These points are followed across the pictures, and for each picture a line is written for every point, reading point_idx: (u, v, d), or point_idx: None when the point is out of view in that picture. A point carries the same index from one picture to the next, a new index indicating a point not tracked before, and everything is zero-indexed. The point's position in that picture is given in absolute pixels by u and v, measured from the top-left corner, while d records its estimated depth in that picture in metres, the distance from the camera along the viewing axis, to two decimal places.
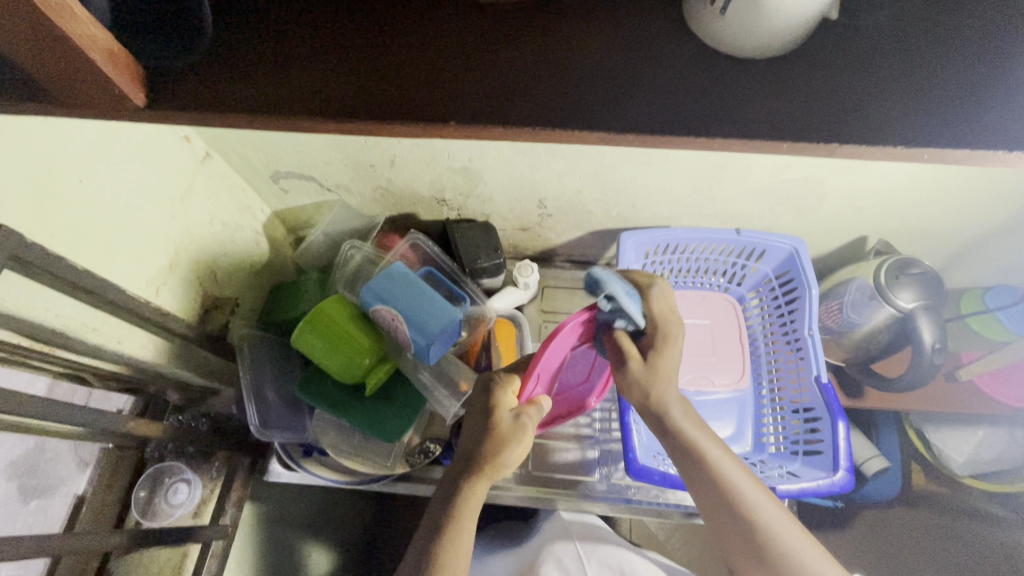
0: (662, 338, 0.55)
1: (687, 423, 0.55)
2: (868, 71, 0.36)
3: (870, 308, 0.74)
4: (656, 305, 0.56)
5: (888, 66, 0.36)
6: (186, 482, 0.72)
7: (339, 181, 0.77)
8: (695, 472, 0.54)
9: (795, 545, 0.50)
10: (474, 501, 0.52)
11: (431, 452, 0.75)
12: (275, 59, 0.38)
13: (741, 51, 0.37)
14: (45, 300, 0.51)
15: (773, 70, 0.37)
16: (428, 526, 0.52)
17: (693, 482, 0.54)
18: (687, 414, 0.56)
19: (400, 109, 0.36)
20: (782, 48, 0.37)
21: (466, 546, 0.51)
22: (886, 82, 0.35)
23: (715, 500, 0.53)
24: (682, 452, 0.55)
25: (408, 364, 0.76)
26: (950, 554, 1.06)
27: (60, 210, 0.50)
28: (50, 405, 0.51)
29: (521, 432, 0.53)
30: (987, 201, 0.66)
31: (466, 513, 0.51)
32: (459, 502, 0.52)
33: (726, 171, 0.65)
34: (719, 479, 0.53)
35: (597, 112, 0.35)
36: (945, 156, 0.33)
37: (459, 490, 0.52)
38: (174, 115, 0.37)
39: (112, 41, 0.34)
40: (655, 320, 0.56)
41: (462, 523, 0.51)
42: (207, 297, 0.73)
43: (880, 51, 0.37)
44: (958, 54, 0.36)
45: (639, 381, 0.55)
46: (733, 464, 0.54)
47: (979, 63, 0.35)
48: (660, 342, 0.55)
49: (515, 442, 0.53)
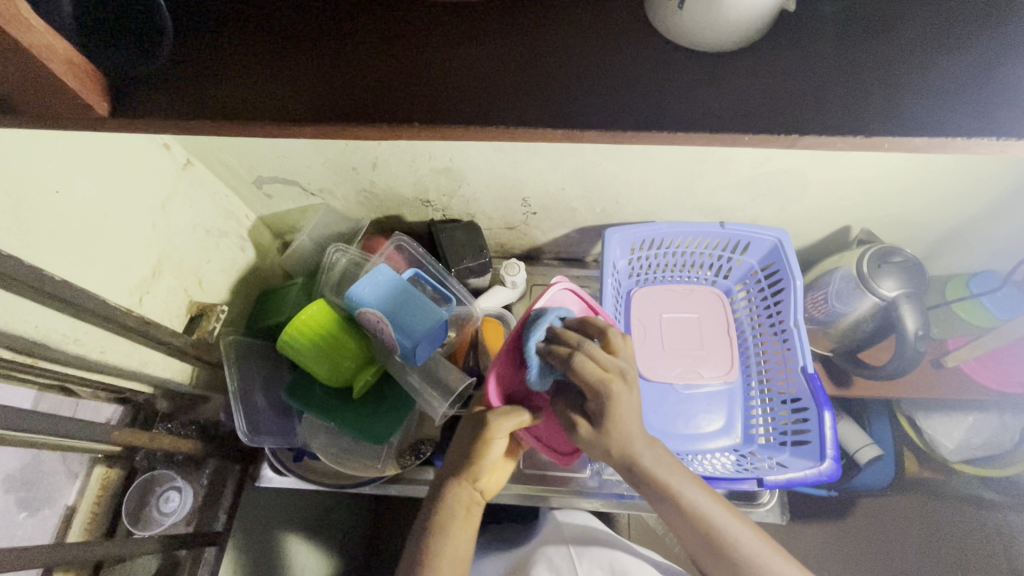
0: (604, 398, 0.52)
1: (660, 470, 0.55)
2: (827, 58, 0.36)
3: (855, 297, 0.74)
4: (589, 371, 0.53)
5: (846, 52, 0.36)
6: (177, 490, 0.73)
7: (322, 184, 0.77)
8: (671, 511, 0.56)
9: (748, 543, 0.55)
10: (456, 509, 0.56)
11: (422, 452, 0.78)
12: (240, 66, 0.38)
13: (668, 31, 0.38)
14: (25, 312, 0.51)
15: (717, 60, 0.37)
16: (420, 530, 0.56)
17: (670, 517, 0.57)
18: (660, 459, 0.55)
19: (368, 112, 0.36)
20: (703, 45, 0.37)
21: (460, 554, 0.55)
22: (839, 68, 0.36)
23: (694, 536, 0.56)
24: (657, 495, 0.56)
25: (396, 366, 0.75)
26: (945, 540, 1.07)
27: (37, 223, 0.50)
28: (32, 418, 0.50)
29: (487, 434, 0.57)
30: (967, 189, 0.66)
31: (450, 517, 0.56)
32: (442, 511, 0.56)
33: (706, 165, 0.65)
34: (693, 516, 0.55)
35: (563, 109, 0.35)
36: (906, 144, 0.33)
37: (443, 500, 0.57)
38: (142, 123, 0.37)
39: (72, 52, 0.34)
40: (591, 384, 0.53)
41: (444, 526, 0.55)
42: (193, 305, 0.73)
43: (841, 37, 0.37)
44: (913, 39, 0.36)
45: (604, 440, 0.53)
46: (708, 502, 0.56)
47: (934, 51, 0.35)
48: (606, 406, 0.52)
49: (486, 447, 0.58)
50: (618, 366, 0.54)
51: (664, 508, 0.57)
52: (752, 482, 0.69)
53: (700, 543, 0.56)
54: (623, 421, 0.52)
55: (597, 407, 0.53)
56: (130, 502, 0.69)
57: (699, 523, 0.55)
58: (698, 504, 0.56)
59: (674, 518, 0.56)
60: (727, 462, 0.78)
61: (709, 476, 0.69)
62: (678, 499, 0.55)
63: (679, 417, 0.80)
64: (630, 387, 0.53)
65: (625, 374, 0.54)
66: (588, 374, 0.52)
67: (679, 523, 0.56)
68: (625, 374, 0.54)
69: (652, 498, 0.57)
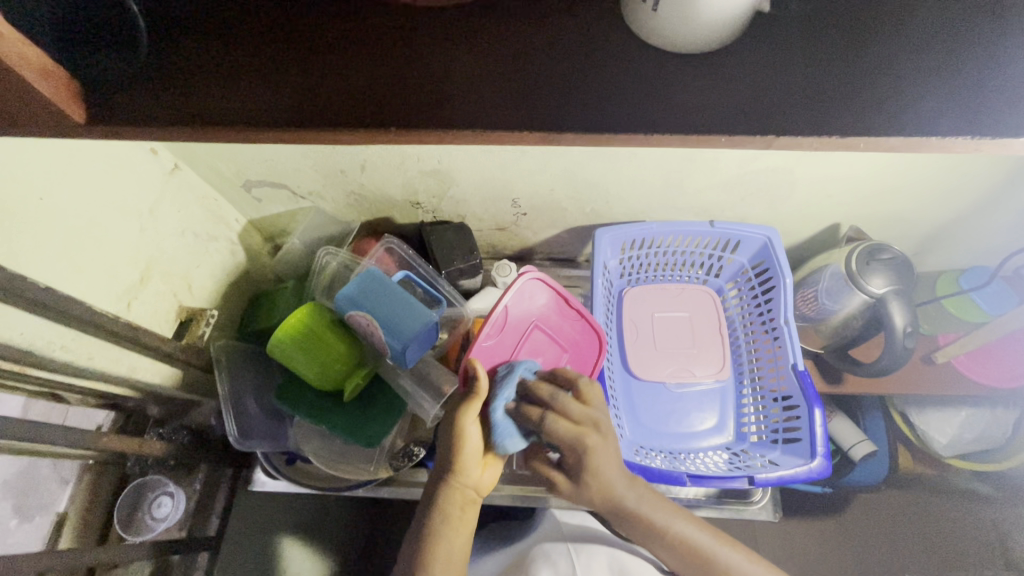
0: (584, 453, 0.55)
1: (643, 507, 0.57)
2: (797, 55, 0.37)
3: (845, 295, 0.74)
4: (562, 427, 0.56)
5: (817, 49, 0.37)
6: (169, 495, 0.72)
7: (311, 187, 0.77)
8: (660, 544, 0.58)
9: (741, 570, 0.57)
10: (449, 508, 0.55)
11: (414, 455, 0.76)
12: (220, 70, 0.38)
13: (638, 30, 0.38)
14: (12, 320, 0.51)
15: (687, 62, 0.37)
16: (413, 537, 0.56)
17: (661, 550, 0.59)
18: (642, 499, 0.57)
19: (346, 116, 0.36)
20: (671, 46, 0.37)
21: (454, 554, 0.54)
22: (813, 68, 0.36)
23: (682, 564, 0.58)
24: (644, 532, 0.58)
25: (388, 369, 0.76)
26: (939, 534, 1.08)
27: (20, 230, 0.50)
28: (21, 424, 0.50)
29: (458, 426, 0.56)
30: (955, 185, 0.67)
31: (442, 519, 0.55)
32: (436, 513, 0.55)
33: (693, 164, 0.65)
34: (681, 541, 0.57)
35: (540, 111, 0.36)
36: (881, 144, 0.34)
37: (435, 501, 0.56)
38: (117, 128, 0.38)
39: (46, 59, 0.34)
40: (568, 441, 0.55)
41: (437, 529, 0.54)
42: (183, 310, 0.72)
43: (808, 34, 0.37)
44: (884, 35, 0.36)
45: (588, 490, 0.57)
46: (692, 526, 0.58)
47: (902, 48, 0.36)
48: (584, 458, 0.55)
49: (462, 440, 0.56)
50: (593, 415, 0.57)
51: (654, 543, 0.59)
52: (743, 480, 0.69)
53: (689, 567, 0.58)
54: (603, 470, 0.55)
55: (575, 460, 0.56)
56: (121, 508, 0.69)
57: (687, 554, 0.57)
58: (688, 537, 0.57)
59: (664, 551, 0.58)
60: (719, 460, 0.79)
61: (702, 475, 0.69)
62: (667, 533, 0.57)
63: (672, 416, 0.81)
64: (603, 432, 0.56)
65: (599, 423, 0.57)
66: (563, 432, 0.55)
67: (668, 554, 0.58)
68: (599, 421, 0.57)
69: (641, 536, 0.59)
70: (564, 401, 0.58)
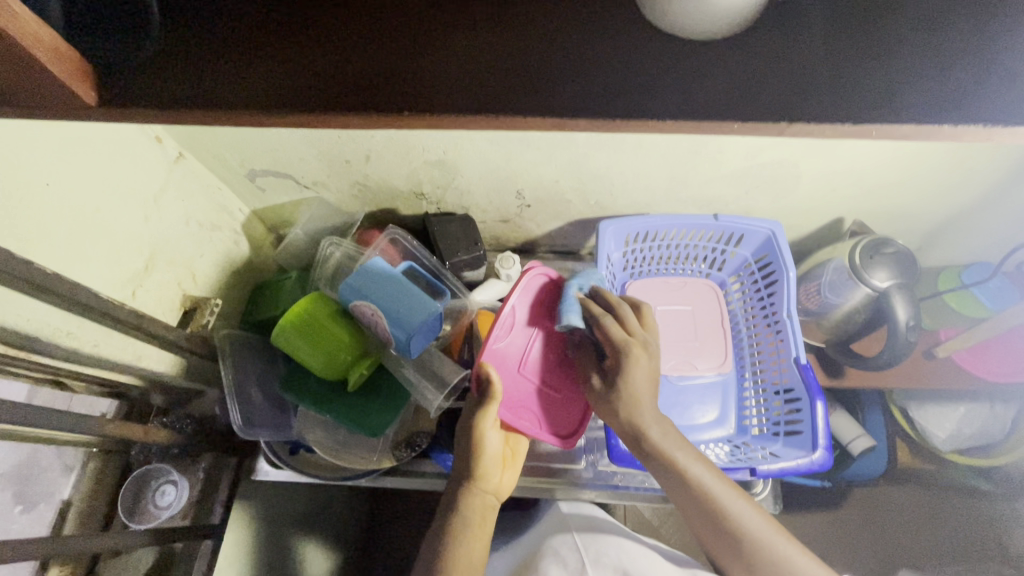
0: (625, 356, 0.59)
1: (666, 444, 0.57)
2: (801, 44, 0.37)
3: (847, 288, 0.74)
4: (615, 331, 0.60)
5: (825, 39, 0.37)
6: (172, 483, 0.71)
7: (316, 178, 0.77)
8: (681, 493, 0.56)
9: (767, 541, 0.54)
10: (470, 514, 0.57)
11: (418, 445, 0.78)
12: (230, 55, 0.38)
13: (649, 14, 0.38)
14: (17, 306, 0.50)
15: (700, 51, 0.37)
16: (432, 539, 0.56)
17: (680, 500, 0.57)
18: (665, 436, 0.58)
19: (356, 102, 0.36)
20: (681, 31, 0.37)
21: (473, 560, 0.55)
22: (818, 57, 0.36)
23: (703, 518, 0.56)
24: (665, 476, 0.57)
25: (391, 358, 0.74)
26: (937, 528, 1.09)
27: (27, 218, 0.50)
28: (28, 410, 0.50)
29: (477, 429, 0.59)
30: (961, 179, 0.66)
31: (462, 526, 0.56)
32: (456, 519, 0.57)
33: (699, 157, 0.65)
34: (702, 494, 0.55)
35: (551, 98, 0.36)
36: (893, 133, 0.34)
37: (452, 507, 0.58)
38: (127, 112, 0.38)
39: (59, 41, 0.35)
40: (616, 343, 0.60)
41: (456, 538, 0.56)
42: (187, 298, 0.72)
43: (820, 25, 0.37)
44: (891, 24, 0.37)
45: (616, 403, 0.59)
46: (717, 481, 0.56)
47: (912, 36, 0.36)
48: (624, 362, 0.59)
49: (480, 445, 0.59)
50: (643, 336, 0.61)
51: (673, 491, 0.57)
52: (745, 471, 0.70)
53: (708, 525, 0.56)
54: (636, 381, 0.58)
55: (615, 362, 0.60)
56: (125, 495, 0.69)
57: (706, 506, 0.55)
58: (706, 486, 0.56)
59: (684, 501, 0.56)
60: (721, 453, 0.79)
61: None
62: (688, 477, 0.56)
63: (675, 408, 0.81)
64: (650, 355, 0.60)
65: (648, 345, 0.60)
66: (613, 334, 0.60)
67: (688, 505, 0.56)
68: (648, 342, 0.60)
69: (660, 480, 0.58)
70: (625, 312, 0.63)
